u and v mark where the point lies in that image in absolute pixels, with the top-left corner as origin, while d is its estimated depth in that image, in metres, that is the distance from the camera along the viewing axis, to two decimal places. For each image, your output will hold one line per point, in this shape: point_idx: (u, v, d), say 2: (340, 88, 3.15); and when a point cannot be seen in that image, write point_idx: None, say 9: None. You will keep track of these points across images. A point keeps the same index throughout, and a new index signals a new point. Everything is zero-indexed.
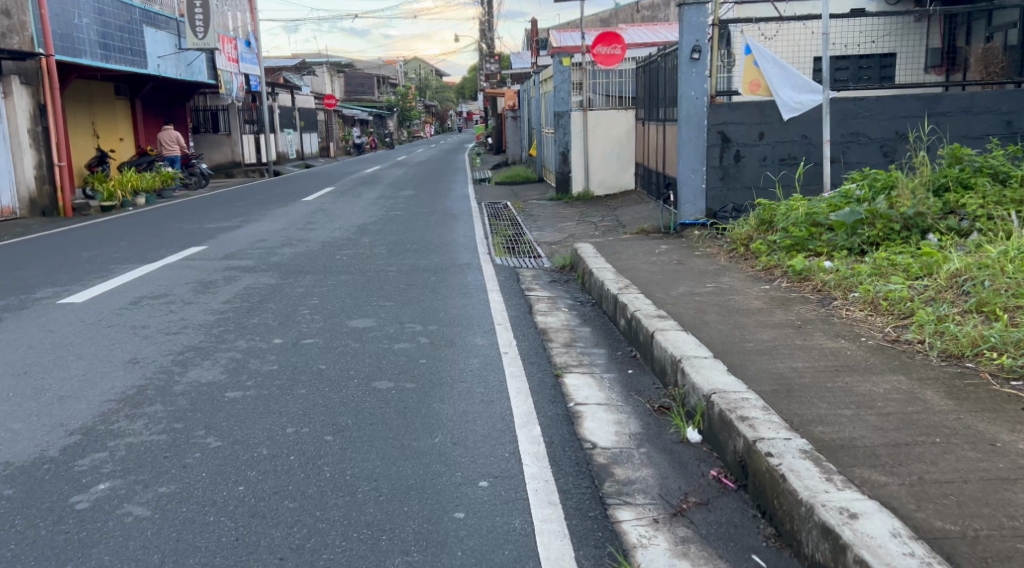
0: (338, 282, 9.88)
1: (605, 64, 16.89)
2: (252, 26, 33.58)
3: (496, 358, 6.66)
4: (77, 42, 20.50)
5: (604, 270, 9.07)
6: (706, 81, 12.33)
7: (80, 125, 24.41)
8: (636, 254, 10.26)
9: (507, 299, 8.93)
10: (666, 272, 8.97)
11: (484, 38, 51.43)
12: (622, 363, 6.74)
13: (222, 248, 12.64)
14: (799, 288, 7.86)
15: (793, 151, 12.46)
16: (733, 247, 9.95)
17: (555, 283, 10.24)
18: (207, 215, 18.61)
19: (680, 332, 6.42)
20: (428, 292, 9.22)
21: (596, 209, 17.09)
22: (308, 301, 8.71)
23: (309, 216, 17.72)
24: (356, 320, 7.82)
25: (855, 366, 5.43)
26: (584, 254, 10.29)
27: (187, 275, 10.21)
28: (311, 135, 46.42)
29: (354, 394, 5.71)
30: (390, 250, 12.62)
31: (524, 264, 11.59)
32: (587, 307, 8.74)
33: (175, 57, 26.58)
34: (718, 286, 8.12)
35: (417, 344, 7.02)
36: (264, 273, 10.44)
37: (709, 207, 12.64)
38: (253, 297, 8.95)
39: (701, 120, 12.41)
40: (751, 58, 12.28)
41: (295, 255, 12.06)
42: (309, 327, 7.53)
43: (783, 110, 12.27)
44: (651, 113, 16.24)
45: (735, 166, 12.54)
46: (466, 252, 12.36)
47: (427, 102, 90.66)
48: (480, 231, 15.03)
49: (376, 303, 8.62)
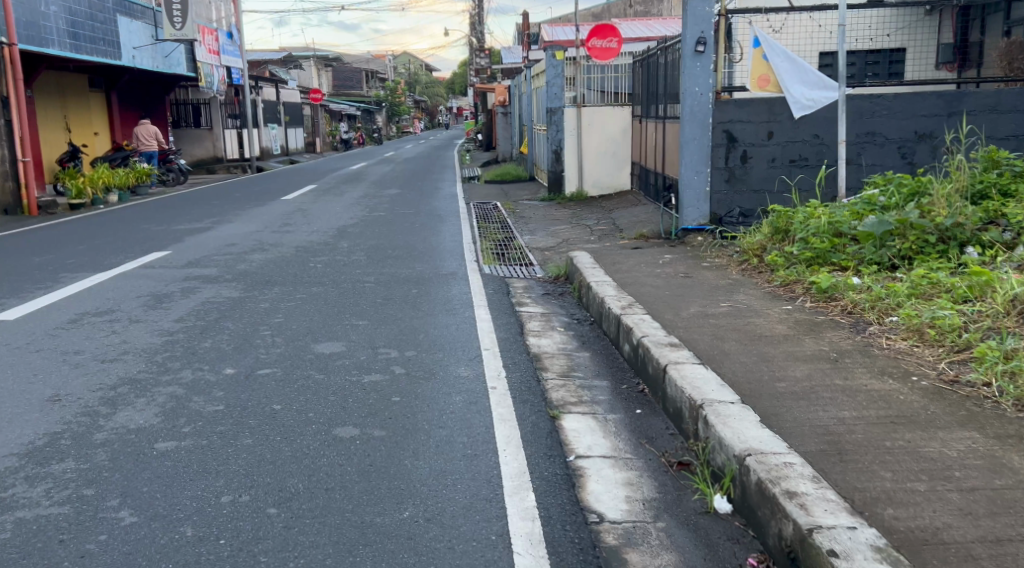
0: (309, 295, 8.93)
1: (601, 58, 16.01)
2: (235, 17, 32.55)
3: (482, 395, 5.71)
4: (43, 31, 19.46)
5: (604, 285, 8.12)
6: (712, 76, 11.40)
7: (51, 119, 23.37)
8: (639, 264, 9.33)
9: (496, 317, 7.98)
10: (673, 287, 8.05)
11: (474, 32, 50.47)
12: (628, 400, 5.80)
13: (187, 253, 11.69)
14: (825, 308, 6.95)
15: (804, 151, 11.55)
16: (744, 258, 9.05)
17: (549, 296, 9.30)
18: (179, 215, 17.63)
19: (698, 366, 5.47)
20: (407, 308, 8.28)
21: (590, 210, 16.17)
22: (271, 320, 7.76)
23: (286, 217, 16.76)
24: (323, 345, 6.87)
25: (914, 416, 4.52)
26: (581, 264, 9.35)
27: (142, 286, 9.24)
28: (297, 130, 45.39)
29: (311, 446, 4.76)
30: (370, 257, 11.66)
31: (515, 274, 10.67)
32: (586, 327, 7.80)
33: (152, 48, 25.55)
34: (735, 305, 7.19)
35: (390, 376, 6.06)
36: (227, 285, 9.48)
37: (714, 211, 11.74)
38: (210, 313, 8.00)
39: (706, 117, 11.48)
40: (761, 51, 11.38)
41: (264, 263, 11.08)
42: (267, 354, 6.57)
43: (793, 107, 11.39)
44: (649, 110, 15.31)
45: (742, 168, 11.63)
46: (451, 259, 11.43)
47: (416, 97, 89.58)
48: (467, 234, 14.08)
49: (347, 323, 7.66)
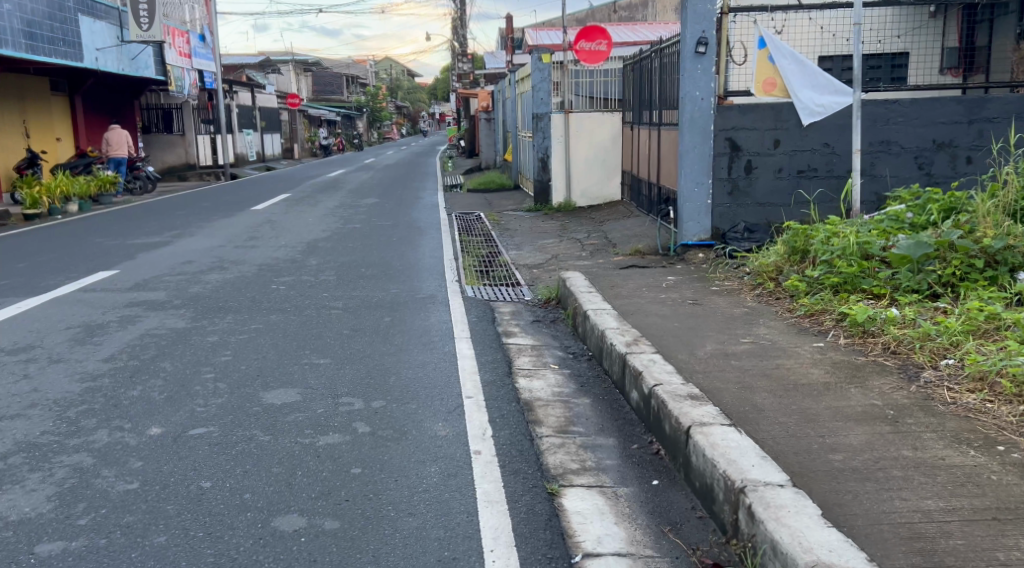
0: (265, 325, 7.90)
1: (589, 61, 15.04)
2: (208, 19, 31.40)
3: (464, 462, 4.68)
4: None
5: (602, 314, 7.11)
6: (713, 80, 10.45)
7: (10, 125, 22.22)
8: (641, 288, 8.29)
9: (479, 352, 6.96)
10: (681, 317, 7.04)
11: (456, 37, 49.37)
12: (641, 466, 4.76)
13: (135, 276, 10.64)
14: (864, 346, 5.90)
15: (813, 161, 10.58)
16: (757, 282, 8.02)
17: (540, 324, 8.28)
18: (138, 228, 16.58)
19: (728, 428, 4.41)
20: (377, 342, 7.23)
21: (579, 222, 15.15)
22: (217, 359, 6.73)
23: (253, 230, 15.70)
24: (273, 393, 5.84)
25: (1021, 511, 3.52)
26: (575, 287, 8.32)
27: (75, 317, 8.21)
28: (274, 136, 44.19)
29: (241, 546, 3.82)
30: (339, 276, 10.63)
31: (501, 296, 9.63)
32: (583, 365, 6.77)
33: (117, 50, 24.35)
34: (758, 342, 6.15)
35: (351, 436, 5.01)
36: (174, 313, 8.44)
37: (716, 226, 10.75)
38: (146, 350, 6.99)
39: (707, 125, 10.51)
40: (766, 52, 10.41)
41: (220, 285, 10.03)
42: (205, 408, 5.54)
43: (801, 114, 10.40)
44: (642, 116, 14.28)
45: (746, 179, 10.64)
46: (430, 279, 10.41)
47: (397, 103, 88.49)
48: (449, 249, 13.07)
49: (305, 362, 6.63)
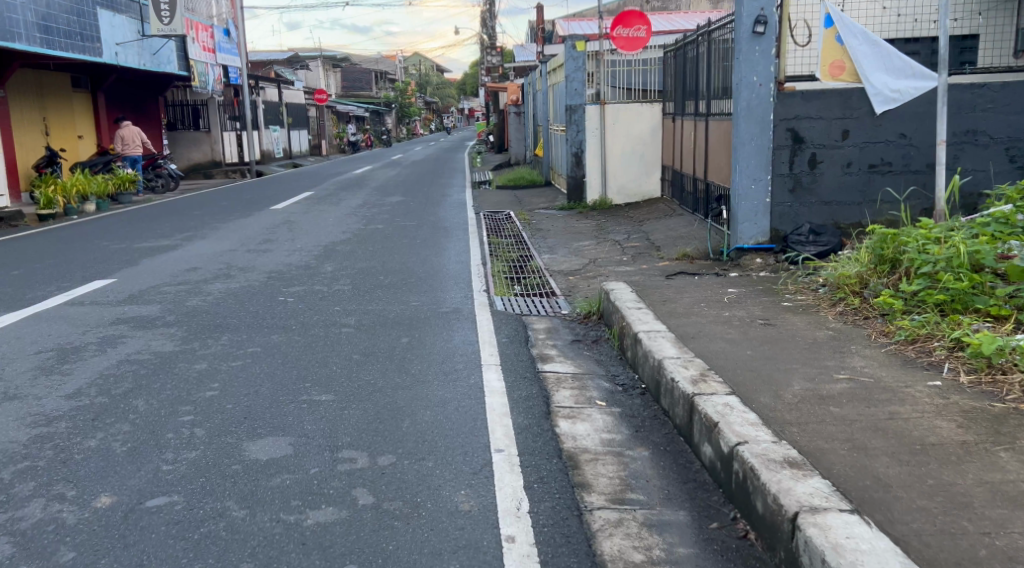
0: (264, 349, 6.82)
1: (626, 49, 13.98)
2: (234, 13, 30.49)
3: (494, 556, 3.65)
4: (9, 24, 17.34)
5: (657, 339, 5.95)
6: (773, 64, 9.24)
7: (28, 122, 21.36)
8: (699, 303, 7.10)
9: (511, 385, 5.83)
10: (752, 343, 5.88)
11: (486, 30, 48.22)
12: (724, 557, 3.66)
13: (132, 286, 9.59)
14: (996, 387, 4.71)
15: (887, 154, 9.36)
16: (838, 297, 6.84)
17: (580, 344, 7.14)
18: (151, 230, 15.59)
19: (851, 518, 3.28)
20: (391, 371, 6.12)
21: (618, 222, 14.00)
22: (200, 395, 5.64)
23: (269, 231, 14.66)
24: (258, 445, 4.75)
25: None
26: (621, 301, 7.18)
27: (49, 339, 7.14)
28: (300, 133, 43.24)
29: None
30: (356, 287, 9.52)
31: (535, 309, 8.51)
32: (636, 402, 5.63)
33: (139, 45, 23.42)
34: (856, 378, 4.98)
35: (348, 512, 3.94)
36: (163, 333, 7.37)
37: (776, 228, 9.55)
38: (119, 383, 5.91)
39: (766, 114, 9.30)
40: (833, 31, 9.24)
41: (222, 298, 8.95)
42: (173, 466, 4.45)
43: (874, 100, 9.23)
44: (686, 107, 13.09)
45: (810, 176, 9.44)
46: (455, 289, 9.30)
47: (427, 99, 87.49)
48: (477, 252, 11.98)
49: (305, 400, 5.54)
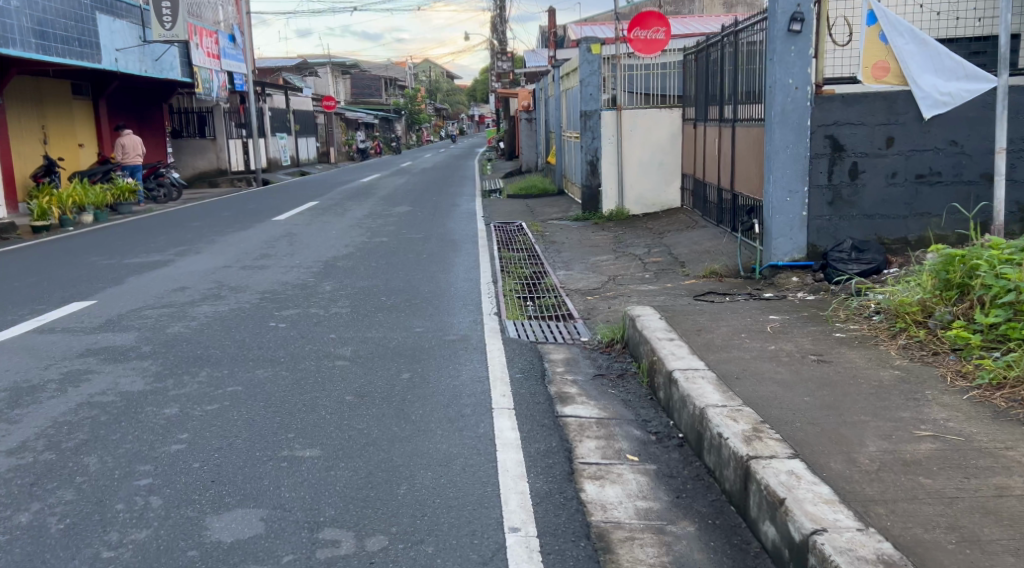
0: (246, 388, 6.02)
1: (644, 53, 13.16)
2: (240, 18, 29.75)
3: None
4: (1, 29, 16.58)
5: (697, 382, 5.11)
6: (810, 65, 8.38)
7: (27, 131, 20.68)
8: (739, 334, 6.26)
9: (527, 435, 5.02)
10: (805, 386, 5.04)
11: (496, 36, 47.35)
12: None
13: (113, 310, 8.80)
14: None
15: (936, 163, 8.50)
16: (899, 326, 6.01)
17: (602, 379, 6.31)
18: (144, 243, 14.84)
19: None
20: (388, 416, 5.32)
21: (636, 234, 13.18)
22: (164, 450, 4.83)
23: (268, 245, 13.89)
24: (224, 520, 3.99)
25: None
26: (650, 331, 6.35)
27: (5, 375, 6.37)
28: (309, 140, 42.43)
29: None
30: (355, 309, 8.72)
31: (551, 335, 7.67)
32: (674, 456, 4.80)
33: (140, 51, 22.70)
34: (942, 436, 4.14)
35: None
36: (136, 367, 6.57)
37: (814, 244, 8.67)
38: (73, 434, 5.11)
39: (801, 120, 8.42)
40: (876, 29, 8.47)
41: (208, 324, 8.15)
42: (116, 553, 3.74)
43: (922, 104, 8.38)
44: (709, 112, 12.26)
45: (851, 187, 8.56)
46: (464, 313, 8.48)
47: (437, 105, 86.66)
48: (487, 268, 11.17)
49: (287, 455, 4.74)
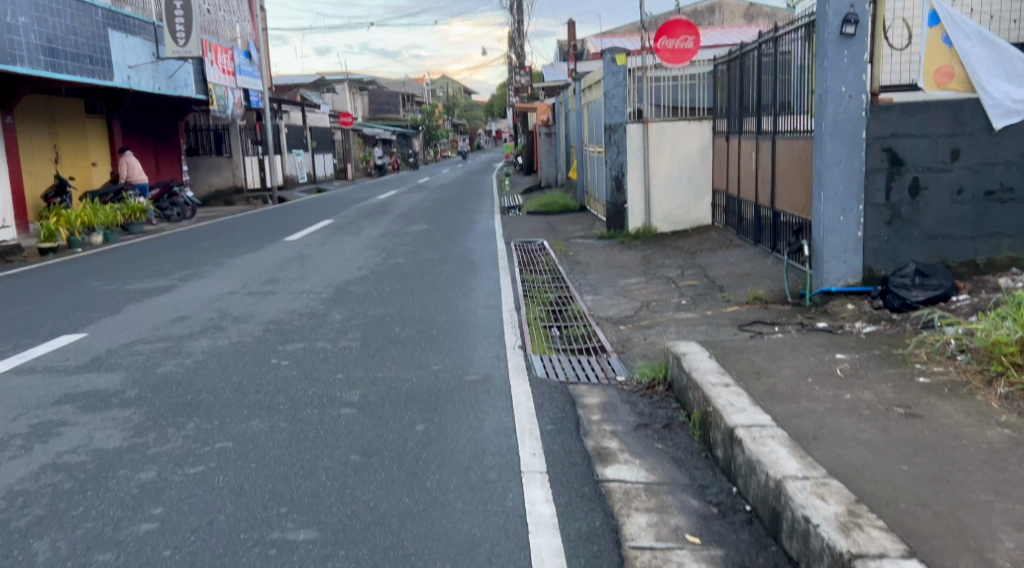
0: (238, 443, 5.23)
1: (673, 62, 12.33)
2: (256, 33, 29.14)
3: None
4: (9, 46, 15.91)
5: (766, 444, 4.25)
6: (865, 71, 7.53)
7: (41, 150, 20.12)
8: (804, 378, 5.41)
9: (565, 511, 4.19)
10: (897, 449, 4.19)
11: (513, 50, 46.75)
12: None
13: (101, 346, 8.02)
14: None
15: (1008, 178, 7.57)
16: (995, 371, 5.13)
17: (645, 430, 5.46)
18: (149, 267, 14.09)
19: None
20: (398, 483, 4.51)
21: (667, 253, 12.36)
22: (132, 532, 4.04)
23: (277, 268, 13.13)
24: None
25: None
26: (699, 373, 5.49)
27: None
28: (326, 156, 41.83)
29: None
30: (366, 343, 7.93)
31: (583, 373, 6.84)
32: (742, 538, 3.95)
33: (154, 69, 22.02)
34: None
35: None
36: (116, 418, 5.78)
37: (871, 268, 7.76)
38: (29, 509, 4.32)
39: (857, 132, 7.57)
40: (939, 31, 7.74)
41: (203, 361, 7.37)
42: None
43: (992, 113, 7.44)
44: (744, 125, 11.42)
45: (912, 205, 7.65)
46: (485, 347, 7.66)
47: (454, 121, 86.16)
48: (510, 293, 10.36)
49: (280, 540, 3.94)
